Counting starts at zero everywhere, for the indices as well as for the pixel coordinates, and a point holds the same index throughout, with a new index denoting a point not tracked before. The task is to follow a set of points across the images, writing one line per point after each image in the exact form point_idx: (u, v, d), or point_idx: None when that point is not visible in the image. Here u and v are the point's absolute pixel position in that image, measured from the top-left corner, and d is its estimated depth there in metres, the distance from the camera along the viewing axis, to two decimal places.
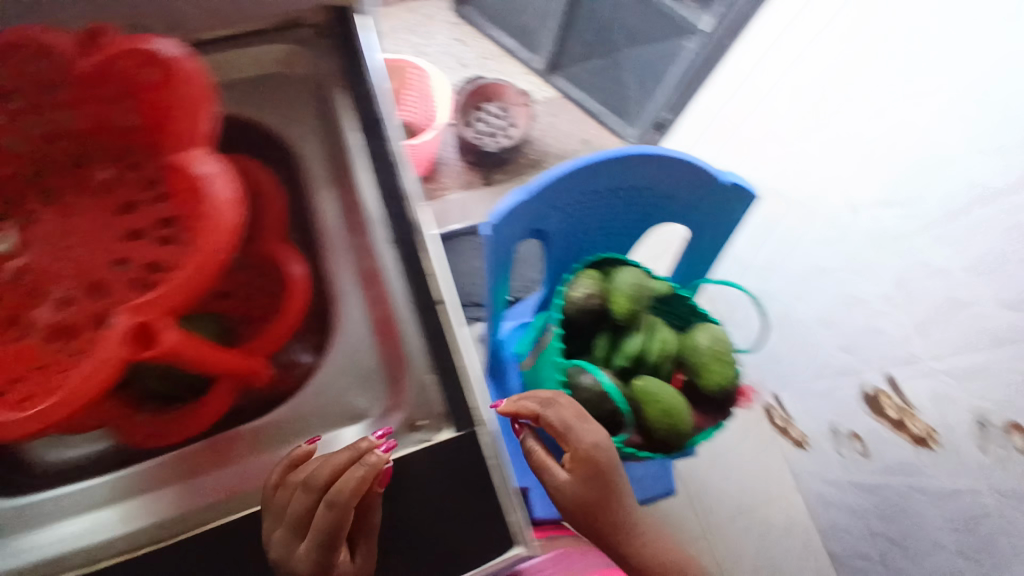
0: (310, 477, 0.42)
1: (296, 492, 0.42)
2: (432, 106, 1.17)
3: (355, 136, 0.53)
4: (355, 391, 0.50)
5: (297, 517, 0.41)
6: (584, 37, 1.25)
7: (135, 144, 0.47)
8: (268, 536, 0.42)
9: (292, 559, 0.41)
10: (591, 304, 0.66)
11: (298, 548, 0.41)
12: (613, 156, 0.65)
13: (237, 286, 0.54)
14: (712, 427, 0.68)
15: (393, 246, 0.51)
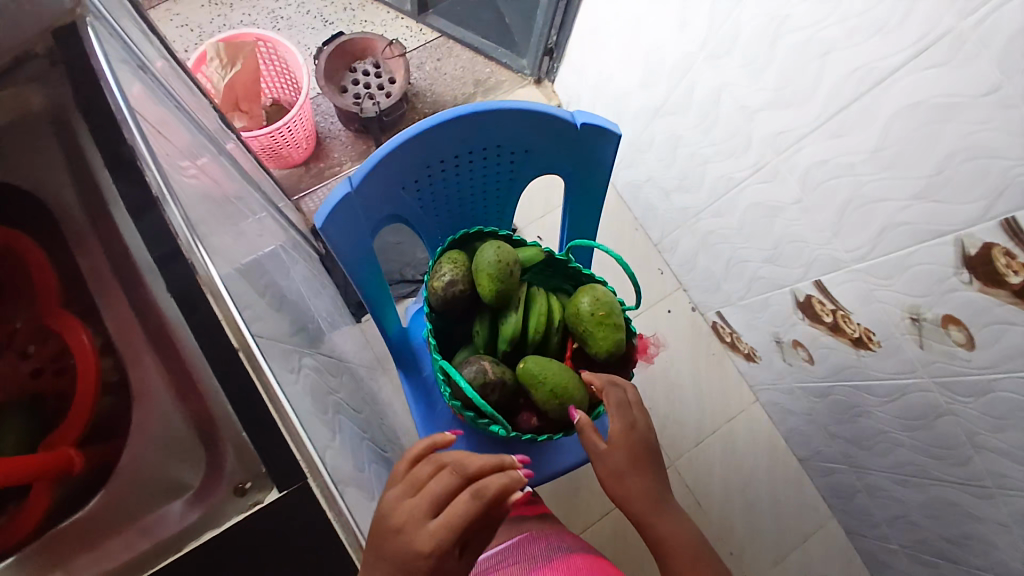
0: (459, 462, 0.48)
1: (442, 472, 0.48)
2: (291, 78, 1.05)
3: (105, 174, 0.44)
4: (171, 463, 0.43)
5: (435, 494, 0.47)
6: None
7: None
8: (397, 506, 0.47)
9: (419, 530, 0.45)
10: (454, 293, 0.58)
11: (428, 523, 0.45)
12: (440, 120, 0.58)
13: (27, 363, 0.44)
14: None
15: (174, 294, 0.43)
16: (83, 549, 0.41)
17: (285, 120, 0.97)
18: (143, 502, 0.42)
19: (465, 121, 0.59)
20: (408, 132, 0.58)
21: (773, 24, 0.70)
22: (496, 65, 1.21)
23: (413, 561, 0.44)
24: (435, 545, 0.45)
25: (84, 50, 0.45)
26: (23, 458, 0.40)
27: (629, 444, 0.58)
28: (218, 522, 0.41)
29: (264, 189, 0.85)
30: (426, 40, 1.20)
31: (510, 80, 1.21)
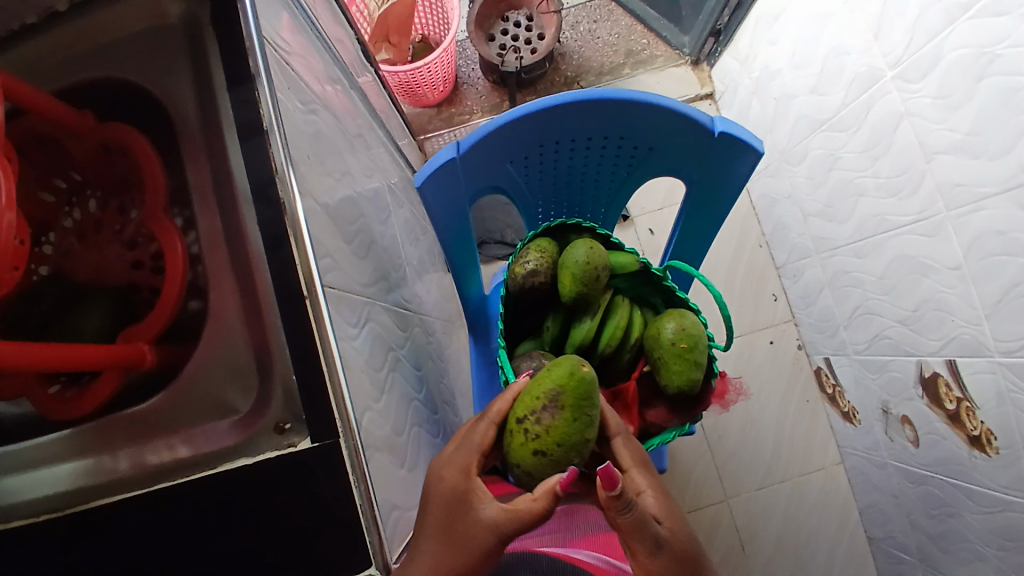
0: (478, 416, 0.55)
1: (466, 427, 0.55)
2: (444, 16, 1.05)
3: (225, 98, 0.47)
4: (225, 385, 0.46)
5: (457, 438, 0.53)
6: None
7: None
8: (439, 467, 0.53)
9: (441, 458, 0.51)
10: (532, 283, 0.55)
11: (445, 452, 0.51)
12: (561, 102, 0.55)
13: (146, 256, 0.49)
14: (676, 429, 0.57)
15: (258, 226, 0.45)
16: (128, 440, 0.45)
17: (426, 61, 0.96)
18: (194, 415, 0.46)
19: (588, 106, 0.55)
20: (529, 107, 0.55)
21: (982, 58, 0.58)
22: (653, 37, 1.13)
23: (434, 484, 0.49)
24: (451, 467, 0.49)
25: None
26: (102, 348, 0.43)
27: (660, 502, 0.48)
28: (256, 452, 0.43)
29: (387, 127, 0.87)
30: None
31: (666, 56, 1.13)
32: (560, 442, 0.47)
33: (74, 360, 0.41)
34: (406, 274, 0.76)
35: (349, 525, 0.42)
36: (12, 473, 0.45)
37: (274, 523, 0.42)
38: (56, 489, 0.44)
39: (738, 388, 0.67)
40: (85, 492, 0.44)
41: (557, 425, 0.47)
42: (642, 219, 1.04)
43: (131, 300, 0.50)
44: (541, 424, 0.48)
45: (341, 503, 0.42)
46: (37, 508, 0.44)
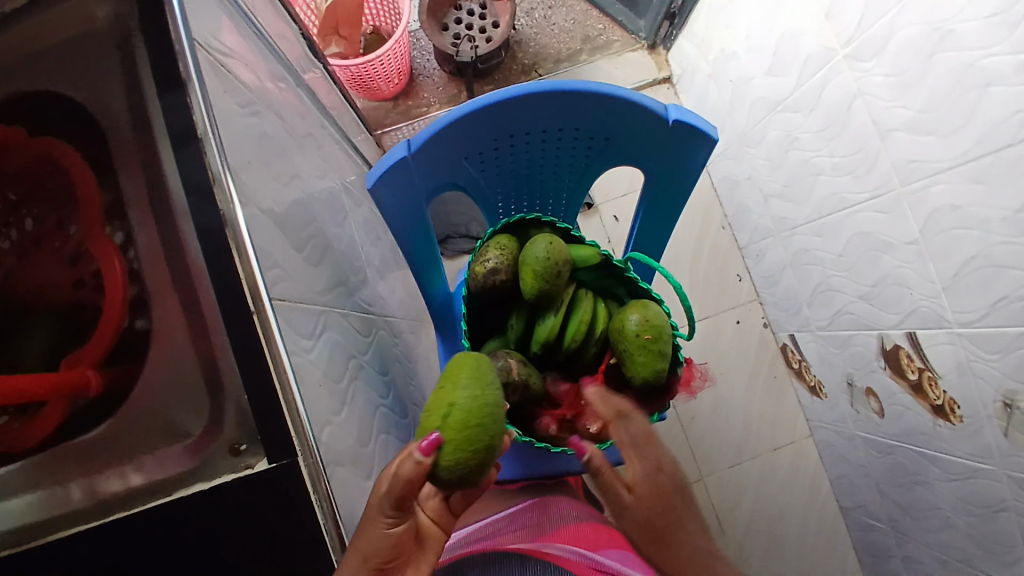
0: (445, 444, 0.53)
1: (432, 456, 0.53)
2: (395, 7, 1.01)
3: (157, 105, 0.44)
4: (176, 407, 0.43)
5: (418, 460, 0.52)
6: None
7: None
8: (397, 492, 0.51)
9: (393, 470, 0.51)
10: (493, 282, 0.54)
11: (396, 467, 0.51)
12: (514, 95, 0.53)
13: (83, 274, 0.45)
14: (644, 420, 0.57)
15: (200, 240, 0.43)
16: (79, 471, 0.43)
17: (377, 53, 0.94)
18: (145, 439, 0.43)
19: (541, 98, 0.54)
20: (481, 100, 0.53)
21: (931, 35, 0.59)
22: (609, 21, 1.12)
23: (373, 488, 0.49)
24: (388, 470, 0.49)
25: None
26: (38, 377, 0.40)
27: (649, 475, 0.51)
28: (213, 477, 0.42)
29: (340, 125, 0.84)
30: None
31: (622, 41, 1.12)
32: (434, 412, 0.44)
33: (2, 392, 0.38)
34: (368, 275, 0.74)
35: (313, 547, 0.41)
36: None
37: (243, 543, 0.42)
38: (5, 524, 0.42)
39: (703, 374, 0.67)
40: (40, 526, 0.42)
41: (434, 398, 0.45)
42: (604, 207, 1.03)
43: (72, 320, 0.45)
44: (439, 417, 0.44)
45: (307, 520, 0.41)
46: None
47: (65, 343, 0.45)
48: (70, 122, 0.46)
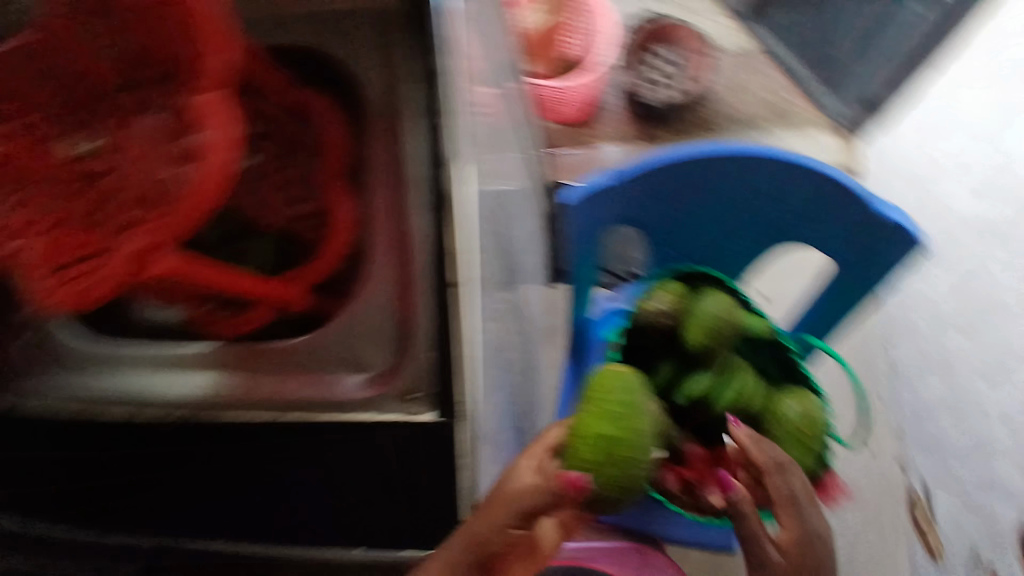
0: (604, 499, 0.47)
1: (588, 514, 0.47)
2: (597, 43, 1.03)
3: (416, 88, 0.49)
4: (365, 343, 0.49)
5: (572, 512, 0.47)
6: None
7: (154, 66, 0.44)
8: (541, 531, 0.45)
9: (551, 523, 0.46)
10: (660, 322, 0.56)
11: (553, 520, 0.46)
12: (743, 151, 0.58)
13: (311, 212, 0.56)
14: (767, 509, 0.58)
15: (427, 212, 0.47)
16: (268, 368, 0.49)
17: (575, 80, 1.00)
18: (327, 362, 0.49)
19: (765, 162, 0.59)
20: (715, 146, 0.58)
21: None
22: (808, 100, 1.13)
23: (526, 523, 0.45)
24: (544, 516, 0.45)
25: None
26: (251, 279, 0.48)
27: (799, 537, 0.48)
28: (378, 410, 0.47)
29: (526, 136, 0.88)
30: (740, 46, 1.14)
31: (815, 120, 1.12)
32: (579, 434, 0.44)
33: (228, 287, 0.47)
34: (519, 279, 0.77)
35: None
36: (161, 369, 0.50)
37: None
38: (195, 388, 0.49)
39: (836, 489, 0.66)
40: (215, 404, 0.48)
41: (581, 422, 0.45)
42: (767, 292, 1.08)
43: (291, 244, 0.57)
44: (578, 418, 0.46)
45: None
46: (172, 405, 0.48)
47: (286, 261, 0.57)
48: (331, 85, 0.54)
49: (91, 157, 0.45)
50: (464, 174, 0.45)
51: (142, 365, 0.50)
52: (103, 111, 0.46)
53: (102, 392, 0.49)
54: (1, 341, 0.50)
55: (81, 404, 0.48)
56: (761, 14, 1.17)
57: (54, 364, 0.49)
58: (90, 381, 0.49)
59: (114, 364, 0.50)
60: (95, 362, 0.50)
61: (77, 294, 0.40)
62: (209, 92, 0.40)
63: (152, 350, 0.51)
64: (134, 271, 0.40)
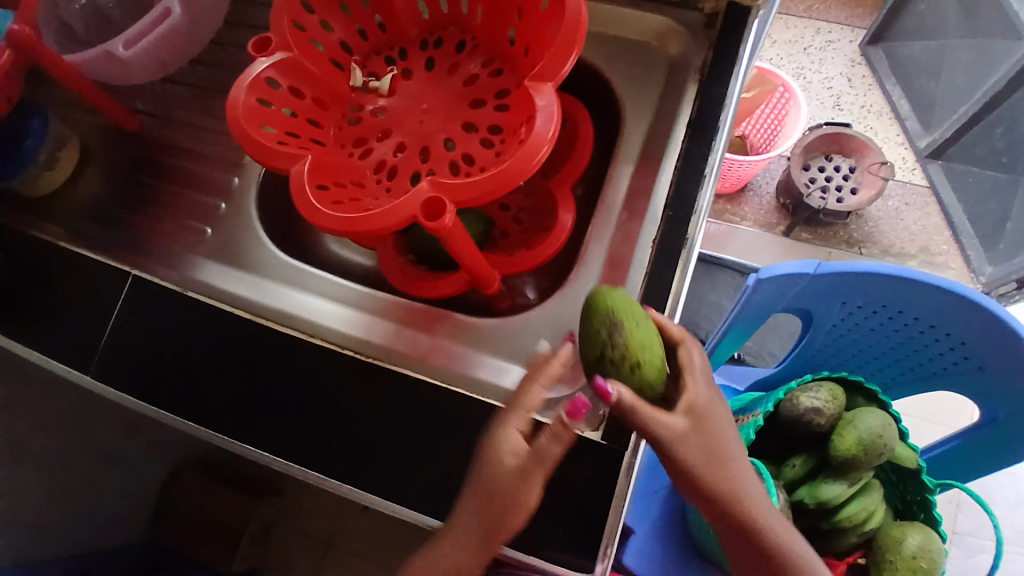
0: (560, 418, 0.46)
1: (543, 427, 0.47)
2: (775, 134, 1.04)
3: (682, 134, 0.52)
4: (544, 346, 0.52)
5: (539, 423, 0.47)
6: (998, 136, 0.97)
7: (486, 47, 0.50)
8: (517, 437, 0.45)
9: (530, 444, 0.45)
10: (811, 420, 0.56)
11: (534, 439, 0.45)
12: (954, 291, 0.54)
13: (526, 210, 0.60)
14: None
15: (652, 247, 0.50)
16: (445, 336, 0.54)
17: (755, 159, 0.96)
18: (506, 352, 0.52)
19: (971, 310, 0.55)
20: (922, 276, 0.55)
21: None
22: (955, 248, 1.04)
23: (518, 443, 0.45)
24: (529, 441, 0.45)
25: (741, 34, 0.52)
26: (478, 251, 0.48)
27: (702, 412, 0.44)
28: (548, 414, 0.48)
29: None
30: (910, 179, 1.08)
31: (956, 273, 1.03)
32: (643, 355, 0.42)
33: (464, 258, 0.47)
34: None
35: (572, 533, 0.45)
36: (353, 307, 0.56)
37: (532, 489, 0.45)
38: (347, 332, 0.54)
39: None
40: (394, 356, 0.52)
41: (635, 340, 0.42)
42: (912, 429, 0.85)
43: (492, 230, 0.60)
44: (618, 347, 0.42)
45: (594, 506, 0.45)
46: (356, 342, 0.53)
47: None
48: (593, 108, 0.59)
49: (389, 110, 0.50)
50: (699, 229, 0.50)
51: (336, 296, 0.56)
52: (412, 68, 0.51)
53: (300, 309, 0.55)
54: (247, 244, 0.59)
55: (281, 314, 0.55)
56: (934, 156, 1.07)
57: (249, 265, 0.58)
58: (290, 296, 0.56)
59: (313, 287, 0.57)
60: (299, 283, 0.57)
61: (361, 222, 0.40)
62: (545, 83, 0.42)
63: (348, 289, 0.57)
64: (426, 218, 0.39)
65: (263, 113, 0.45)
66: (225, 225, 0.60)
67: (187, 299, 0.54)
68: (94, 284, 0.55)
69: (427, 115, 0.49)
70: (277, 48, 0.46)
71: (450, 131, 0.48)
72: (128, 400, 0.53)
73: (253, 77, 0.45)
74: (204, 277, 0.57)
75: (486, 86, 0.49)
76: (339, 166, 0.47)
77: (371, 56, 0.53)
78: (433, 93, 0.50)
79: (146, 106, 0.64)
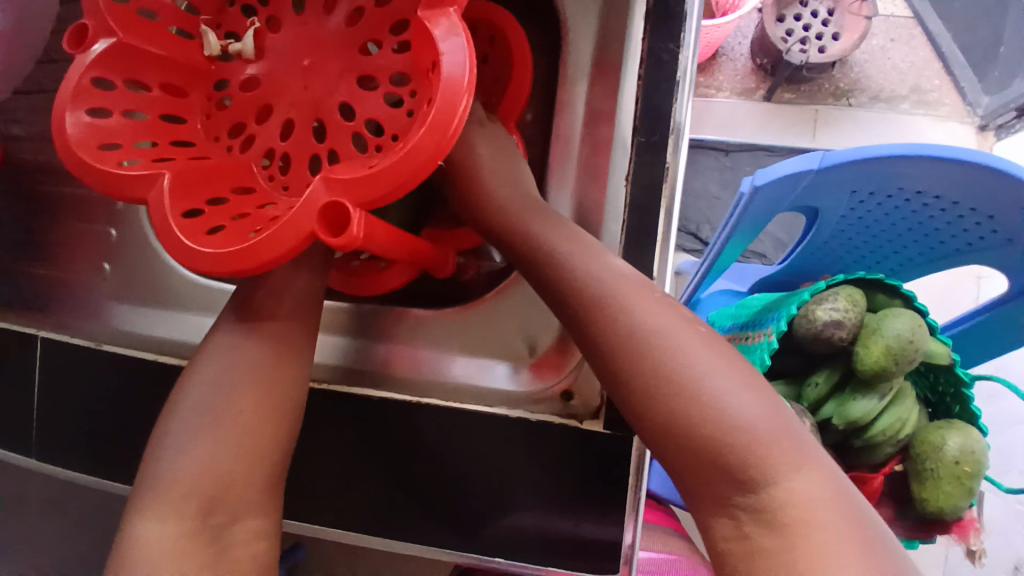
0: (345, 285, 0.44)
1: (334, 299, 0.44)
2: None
3: (641, 34, 0.42)
4: (517, 331, 0.45)
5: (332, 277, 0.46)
6: None
7: None
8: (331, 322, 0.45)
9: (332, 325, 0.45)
10: (831, 335, 0.50)
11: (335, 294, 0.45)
12: (979, 161, 0.45)
13: None
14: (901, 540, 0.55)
15: (628, 186, 0.42)
16: (406, 337, 0.47)
17: (724, 20, 0.82)
18: (480, 344, 0.45)
19: (1000, 178, 0.46)
20: (942, 151, 0.46)
21: None
22: (948, 81, 0.94)
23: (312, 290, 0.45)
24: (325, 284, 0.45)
25: None
26: (407, 237, 0.39)
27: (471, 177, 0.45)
28: (538, 409, 0.43)
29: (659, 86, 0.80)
30: (893, 12, 0.96)
31: (954, 107, 0.93)
32: None
33: (397, 255, 0.39)
34: None
35: (593, 523, 0.41)
36: None
37: (542, 490, 0.41)
38: None
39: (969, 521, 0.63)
40: (365, 379, 0.46)
41: None
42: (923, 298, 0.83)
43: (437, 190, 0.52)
44: None
45: (611, 492, 0.41)
46: (315, 367, 0.47)
47: (433, 208, 0.52)
48: (529, 17, 0.49)
49: (265, 77, 0.39)
50: (679, 150, 0.42)
51: None
52: (279, 16, 0.40)
53: None
54: (155, 270, 0.49)
55: None
56: None
57: (164, 297, 0.49)
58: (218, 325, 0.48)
59: None
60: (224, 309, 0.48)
61: (247, 256, 0.31)
62: (448, 10, 0.31)
63: None
64: (329, 233, 0.30)
65: (102, 128, 0.35)
66: (122, 252, 0.50)
67: (111, 354, 0.47)
68: (17, 357, 0.49)
69: (313, 76, 0.38)
70: (97, 36, 0.35)
71: (345, 93, 0.38)
72: (76, 474, 0.47)
73: (73, 86, 0.34)
74: (118, 321, 0.49)
75: (376, 20, 0.38)
76: (220, 169, 0.37)
77: (225, 10, 0.41)
78: (314, 44, 0.38)
79: (14, 126, 0.52)
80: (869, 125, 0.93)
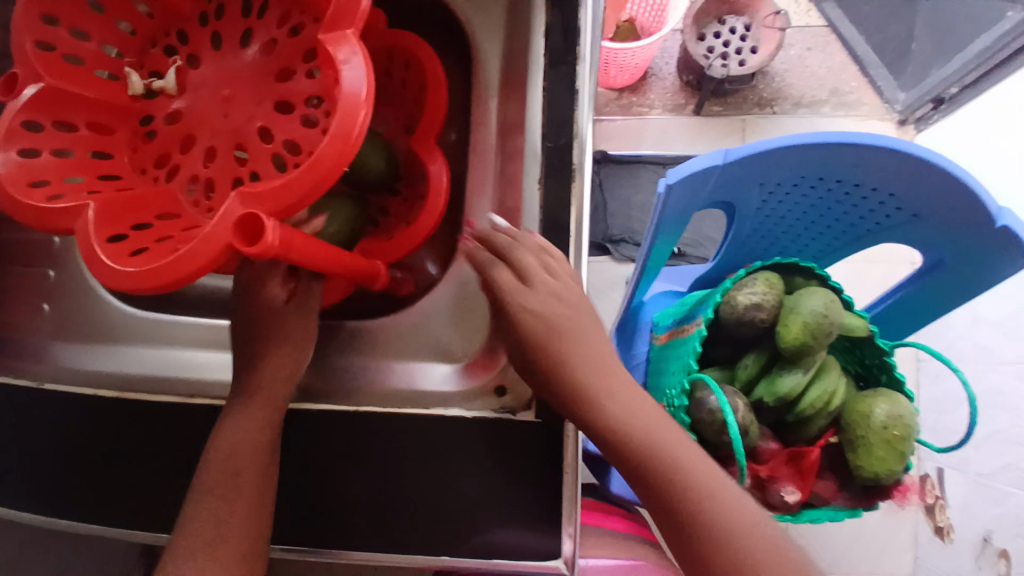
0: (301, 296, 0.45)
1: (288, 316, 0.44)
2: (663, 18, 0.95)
3: (542, 48, 0.46)
4: (450, 334, 0.47)
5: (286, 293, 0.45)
6: None
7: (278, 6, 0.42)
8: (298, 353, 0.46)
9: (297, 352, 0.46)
10: (753, 318, 0.53)
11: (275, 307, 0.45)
12: (865, 143, 0.49)
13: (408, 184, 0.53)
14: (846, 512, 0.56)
15: (541, 187, 0.45)
16: (345, 350, 0.48)
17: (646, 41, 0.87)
18: (417, 350, 0.47)
19: (887, 157, 0.50)
20: (832, 137, 0.49)
21: None
22: (865, 82, 1.00)
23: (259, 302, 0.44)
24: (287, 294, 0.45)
25: None
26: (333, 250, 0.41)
27: None
28: (474, 406, 0.45)
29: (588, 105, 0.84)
30: (807, 23, 1.03)
31: (872, 106, 0.99)
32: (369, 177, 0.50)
33: (326, 264, 0.41)
34: None
35: (531, 518, 0.42)
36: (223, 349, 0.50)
37: (478, 486, 0.42)
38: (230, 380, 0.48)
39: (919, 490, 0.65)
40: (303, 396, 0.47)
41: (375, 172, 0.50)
42: (859, 286, 0.87)
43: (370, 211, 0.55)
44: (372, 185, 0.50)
45: (545, 485, 0.42)
46: None
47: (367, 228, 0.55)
48: (446, 44, 0.52)
49: (187, 109, 0.41)
50: (586, 152, 0.46)
51: (210, 338, 0.50)
52: (199, 53, 0.42)
53: (171, 367, 0.49)
54: (96, 307, 0.50)
55: (150, 381, 0.48)
56: None
57: (105, 333, 0.50)
58: (160, 355, 0.49)
59: (177, 339, 0.50)
60: (166, 340, 0.50)
61: (166, 271, 0.32)
62: (346, 32, 0.34)
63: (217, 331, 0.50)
64: (245, 244, 0.32)
65: (30, 165, 0.37)
66: (62, 292, 0.51)
67: (49, 392, 0.47)
68: None
69: (232, 105, 0.41)
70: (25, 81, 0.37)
71: (264, 119, 0.40)
72: (15, 514, 0.47)
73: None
74: (56, 360, 0.49)
75: (288, 50, 0.40)
76: (145, 198, 0.39)
77: (148, 51, 0.44)
78: (232, 76, 0.41)
79: None
80: (795, 129, 0.99)
